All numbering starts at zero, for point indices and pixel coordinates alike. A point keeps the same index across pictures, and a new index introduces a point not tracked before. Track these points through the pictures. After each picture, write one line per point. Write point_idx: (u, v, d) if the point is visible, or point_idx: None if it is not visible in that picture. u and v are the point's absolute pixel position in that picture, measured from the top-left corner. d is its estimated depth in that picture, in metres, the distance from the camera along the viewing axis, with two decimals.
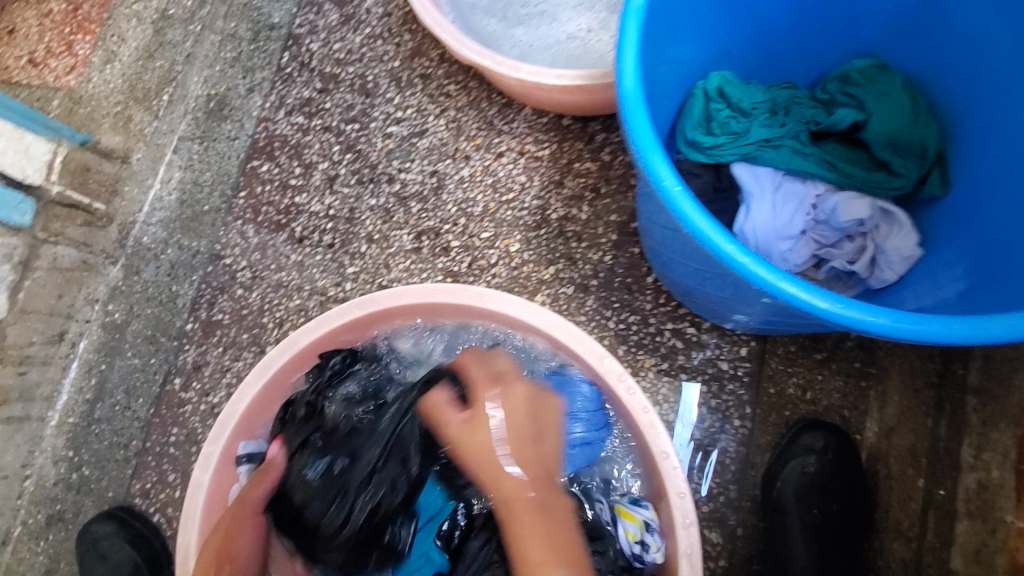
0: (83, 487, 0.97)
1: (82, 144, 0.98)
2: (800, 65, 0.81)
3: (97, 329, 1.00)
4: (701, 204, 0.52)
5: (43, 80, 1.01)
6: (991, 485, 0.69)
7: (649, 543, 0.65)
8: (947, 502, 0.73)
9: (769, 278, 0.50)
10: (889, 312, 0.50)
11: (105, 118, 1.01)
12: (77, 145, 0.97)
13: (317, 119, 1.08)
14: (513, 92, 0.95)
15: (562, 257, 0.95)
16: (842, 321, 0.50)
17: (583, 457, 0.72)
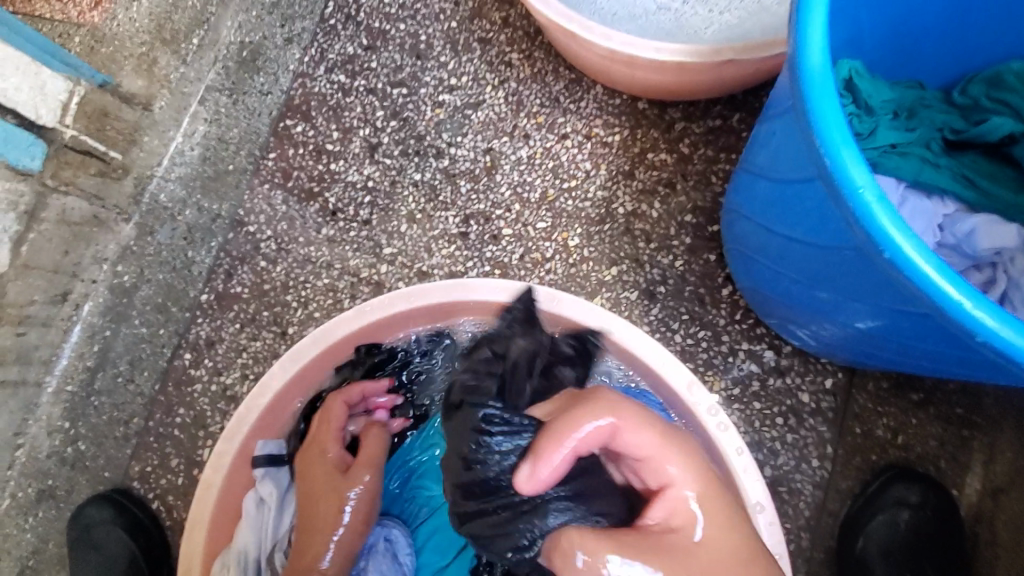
0: (78, 463, 0.87)
1: (101, 87, 0.82)
2: (936, 62, 0.69)
3: (103, 291, 0.88)
4: (903, 218, 0.40)
5: (67, 14, 0.81)
6: None
7: None
8: None
9: (993, 324, 0.38)
10: None
11: (128, 60, 0.84)
12: (96, 87, 0.82)
13: (360, 79, 0.97)
14: (588, 67, 0.83)
15: (627, 258, 0.85)
16: None
17: None
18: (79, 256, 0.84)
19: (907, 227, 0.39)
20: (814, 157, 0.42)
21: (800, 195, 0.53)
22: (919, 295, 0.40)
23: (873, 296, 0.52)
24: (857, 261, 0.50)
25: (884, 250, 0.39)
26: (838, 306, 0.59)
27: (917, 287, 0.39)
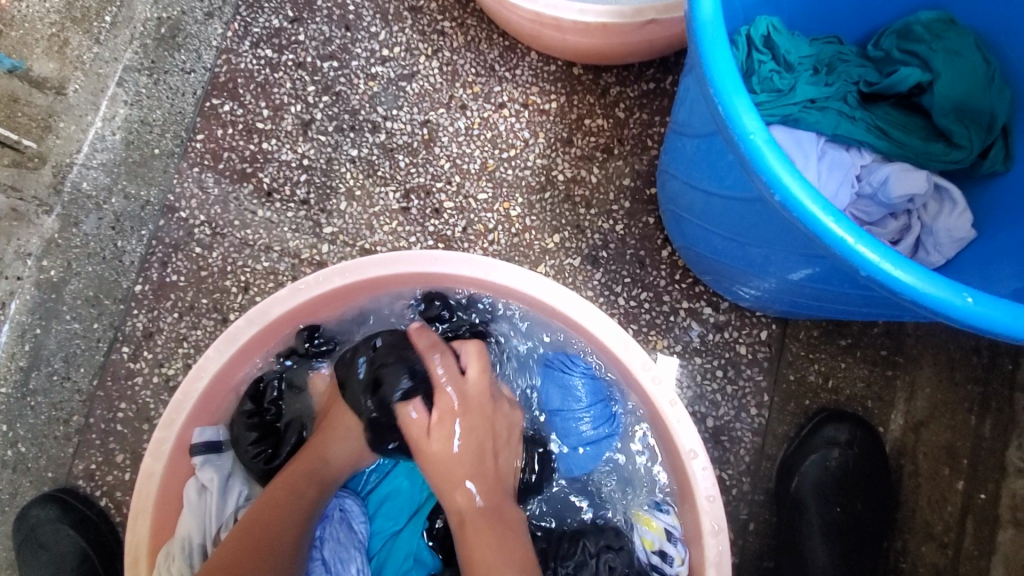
0: (20, 465, 0.87)
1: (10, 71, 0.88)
2: (851, 17, 0.71)
3: (30, 287, 0.90)
4: (794, 165, 0.42)
5: None
6: None
7: (672, 554, 0.62)
8: (987, 506, 0.73)
9: (877, 260, 0.40)
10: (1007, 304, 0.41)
11: (38, 42, 0.89)
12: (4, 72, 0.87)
13: (288, 53, 0.93)
14: (518, 33, 0.82)
15: (569, 225, 0.85)
16: (955, 316, 0.41)
17: (588, 457, 0.69)
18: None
19: (797, 171, 0.42)
20: (711, 109, 0.44)
21: (713, 149, 0.55)
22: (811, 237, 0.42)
23: (785, 244, 0.55)
24: (767, 211, 0.53)
25: (775, 195, 0.42)
26: (759, 257, 0.62)
27: (807, 230, 0.42)
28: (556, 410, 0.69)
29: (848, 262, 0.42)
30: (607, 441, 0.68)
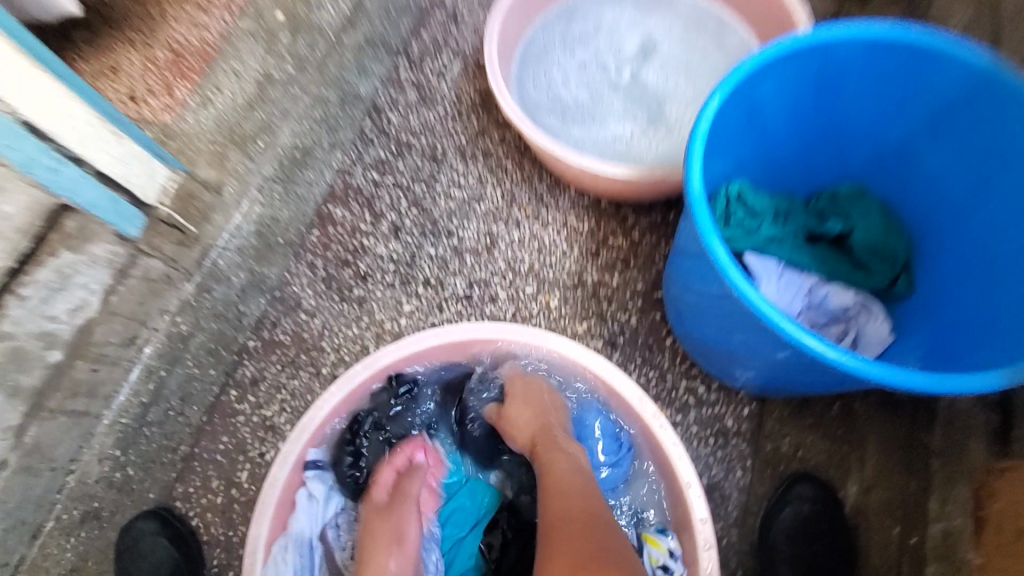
0: (125, 486, 1.05)
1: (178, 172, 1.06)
2: (798, 183, 1.00)
3: (162, 338, 1.07)
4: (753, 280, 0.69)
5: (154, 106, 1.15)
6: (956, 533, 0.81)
7: (671, 568, 0.79)
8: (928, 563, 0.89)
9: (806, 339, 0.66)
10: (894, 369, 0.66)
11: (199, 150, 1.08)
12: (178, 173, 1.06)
13: (388, 177, 1.27)
14: (564, 176, 1.15)
15: (594, 315, 1.11)
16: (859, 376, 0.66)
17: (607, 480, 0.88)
18: (147, 309, 1.05)
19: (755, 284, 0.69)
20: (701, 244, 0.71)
21: (701, 265, 0.82)
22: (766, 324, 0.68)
23: (751, 331, 0.80)
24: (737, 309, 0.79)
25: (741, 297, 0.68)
26: (737, 344, 0.86)
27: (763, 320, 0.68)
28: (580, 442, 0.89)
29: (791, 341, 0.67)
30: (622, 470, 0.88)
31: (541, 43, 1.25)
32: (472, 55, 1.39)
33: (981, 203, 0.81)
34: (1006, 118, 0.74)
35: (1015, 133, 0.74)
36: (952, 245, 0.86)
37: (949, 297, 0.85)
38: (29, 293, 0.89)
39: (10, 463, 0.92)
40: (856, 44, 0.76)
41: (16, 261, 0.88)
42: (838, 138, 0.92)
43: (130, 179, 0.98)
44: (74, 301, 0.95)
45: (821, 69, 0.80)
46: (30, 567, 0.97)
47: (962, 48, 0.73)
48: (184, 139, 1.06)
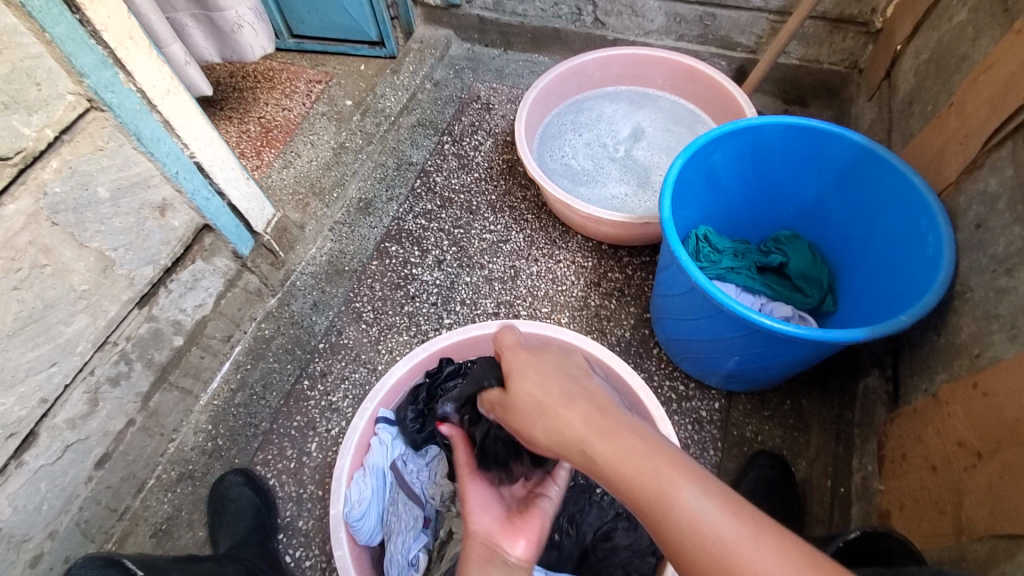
0: (215, 453, 1.28)
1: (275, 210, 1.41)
2: (750, 230, 1.32)
3: (249, 339, 1.39)
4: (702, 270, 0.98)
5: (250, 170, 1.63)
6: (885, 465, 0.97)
7: None
8: None
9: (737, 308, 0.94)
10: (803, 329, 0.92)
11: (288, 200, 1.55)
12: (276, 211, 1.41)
13: (433, 222, 1.63)
14: (574, 224, 1.49)
15: (596, 330, 1.40)
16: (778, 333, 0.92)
17: None
18: (242, 315, 1.37)
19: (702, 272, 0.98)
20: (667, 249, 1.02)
21: (670, 275, 1.12)
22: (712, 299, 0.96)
23: (707, 321, 1.08)
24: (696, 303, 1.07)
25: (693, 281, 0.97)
26: (706, 344, 1.13)
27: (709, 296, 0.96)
28: None
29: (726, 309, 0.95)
30: None
31: (557, 127, 1.64)
32: (502, 136, 1.79)
33: (873, 238, 1.12)
34: (878, 177, 1.07)
35: (883, 187, 1.06)
36: (860, 271, 1.15)
37: (858, 308, 1.12)
38: (173, 287, 1.19)
39: (137, 422, 1.19)
40: (775, 128, 1.12)
41: (169, 263, 1.16)
42: (775, 197, 1.26)
43: (249, 211, 1.31)
44: (198, 300, 1.25)
45: (753, 145, 1.15)
46: (132, 516, 1.20)
47: (843, 130, 1.08)
48: (272, 189, 1.57)
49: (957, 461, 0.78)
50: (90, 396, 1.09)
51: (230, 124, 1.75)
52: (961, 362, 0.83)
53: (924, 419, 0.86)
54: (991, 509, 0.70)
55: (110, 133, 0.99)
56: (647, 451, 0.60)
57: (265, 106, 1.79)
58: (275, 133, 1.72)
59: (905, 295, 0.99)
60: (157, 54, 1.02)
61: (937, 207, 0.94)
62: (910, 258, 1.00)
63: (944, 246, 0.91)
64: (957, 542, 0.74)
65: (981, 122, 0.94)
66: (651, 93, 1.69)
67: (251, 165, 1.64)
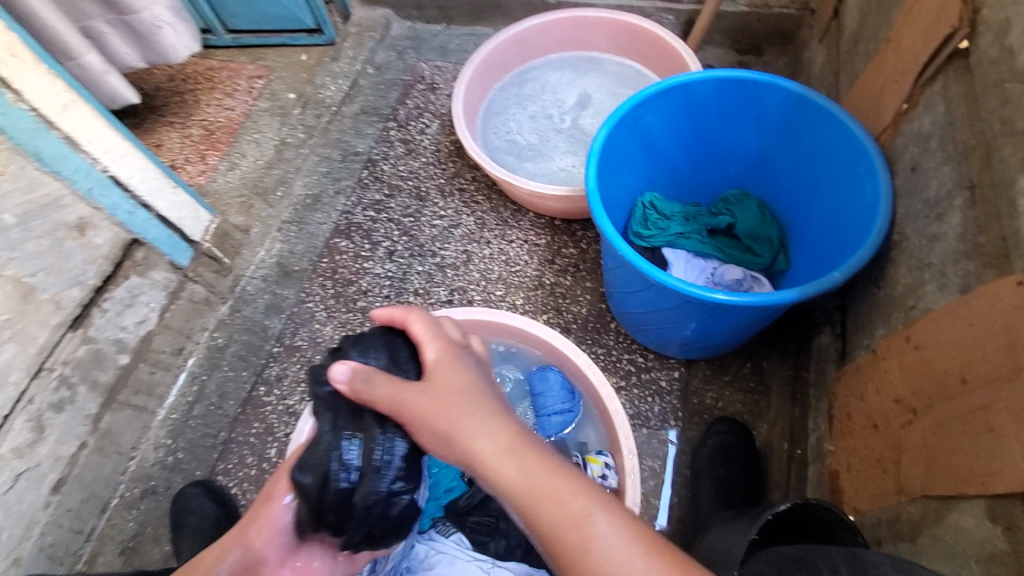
0: (176, 467, 1.27)
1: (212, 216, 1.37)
2: (697, 194, 1.27)
3: (202, 350, 1.35)
4: (631, 242, 0.95)
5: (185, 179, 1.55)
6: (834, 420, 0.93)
7: (608, 475, 1.01)
8: None
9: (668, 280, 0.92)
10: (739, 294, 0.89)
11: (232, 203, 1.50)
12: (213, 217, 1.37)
13: (383, 213, 1.58)
14: (522, 202, 1.44)
15: (552, 308, 1.37)
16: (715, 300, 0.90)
17: (559, 423, 1.09)
18: (191, 326, 1.34)
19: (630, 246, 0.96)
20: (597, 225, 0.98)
21: (610, 252, 1.08)
22: (645, 273, 0.94)
23: (650, 295, 1.05)
24: (634, 275, 1.03)
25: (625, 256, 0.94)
26: (654, 315, 1.10)
27: (640, 270, 0.94)
28: (538, 394, 1.11)
29: (661, 281, 0.93)
30: (571, 414, 1.10)
31: (500, 102, 1.58)
32: (448, 117, 1.73)
33: (817, 190, 1.07)
34: (815, 126, 1.02)
35: (821, 136, 1.01)
36: (806, 225, 1.11)
37: (808, 265, 1.08)
38: (108, 306, 1.16)
39: (89, 444, 1.16)
40: (705, 86, 1.07)
41: (99, 282, 1.14)
42: (718, 157, 1.21)
43: (181, 221, 1.28)
44: (139, 316, 1.22)
45: (685, 105, 1.10)
46: (100, 536, 1.18)
47: (775, 81, 1.02)
48: (216, 195, 1.51)
49: (895, 418, 0.75)
50: (34, 423, 1.05)
51: (167, 128, 1.65)
52: (899, 314, 0.79)
53: (865, 375, 0.83)
54: (925, 468, 0.68)
55: (7, 157, 0.96)
56: (518, 448, 0.64)
57: (207, 107, 1.69)
58: (217, 134, 1.62)
59: (848, 246, 0.95)
60: (46, 68, 0.97)
61: (874, 152, 0.90)
62: (851, 209, 0.96)
63: (882, 193, 0.87)
64: (896, 502, 0.72)
65: (915, 57, 0.88)
66: (596, 57, 1.62)
67: (195, 171, 1.56)
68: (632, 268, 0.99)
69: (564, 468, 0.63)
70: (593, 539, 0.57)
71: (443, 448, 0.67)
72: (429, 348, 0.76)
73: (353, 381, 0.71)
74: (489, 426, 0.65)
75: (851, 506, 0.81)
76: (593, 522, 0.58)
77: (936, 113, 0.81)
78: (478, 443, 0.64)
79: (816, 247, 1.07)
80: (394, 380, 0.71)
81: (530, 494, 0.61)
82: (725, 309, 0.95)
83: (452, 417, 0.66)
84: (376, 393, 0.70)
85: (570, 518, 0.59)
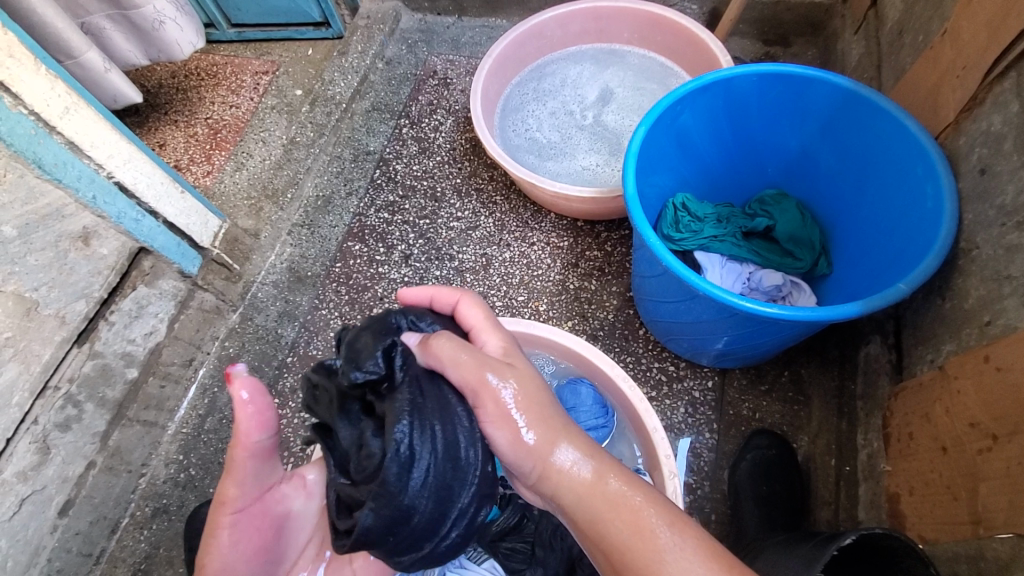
0: (188, 484, 1.22)
1: (221, 220, 1.31)
2: (731, 193, 1.21)
3: (213, 360, 1.28)
4: (671, 248, 0.89)
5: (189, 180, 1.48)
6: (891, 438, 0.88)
7: None
8: None
9: (710, 288, 0.86)
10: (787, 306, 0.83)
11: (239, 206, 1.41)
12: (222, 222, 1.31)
13: (397, 215, 1.52)
14: (544, 202, 1.38)
15: (578, 315, 1.31)
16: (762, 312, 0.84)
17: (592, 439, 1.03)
18: (202, 336, 1.27)
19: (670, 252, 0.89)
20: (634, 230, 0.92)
21: (643, 257, 1.02)
22: (686, 281, 0.88)
23: (685, 303, 0.99)
24: (670, 282, 0.97)
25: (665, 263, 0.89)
26: (690, 325, 1.04)
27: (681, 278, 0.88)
28: (570, 409, 1.05)
29: (702, 290, 0.87)
30: (604, 430, 1.04)
31: (518, 98, 1.52)
32: (462, 113, 1.67)
33: (866, 190, 1.01)
34: (866, 122, 0.96)
35: (872, 133, 0.95)
36: (852, 228, 1.05)
37: (854, 271, 1.02)
38: (115, 319, 1.11)
39: (98, 463, 1.10)
40: (746, 80, 1.01)
41: (105, 294, 1.09)
42: (754, 155, 1.15)
43: (191, 228, 1.22)
44: (148, 327, 1.17)
45: (724, 101, 1.04)
46: (109, 558, 1.13)
47: (823, 75, 0.96)
48: (225, 197, 1.43)
49: (969, 443, 0.70)
50: (38, 444, 1.01)
51: (171, 127, 1.58)
52: (970, 330, 0.74)
53: (930, 394, 0.78)
54: (1011, 502, 0.62)
55: (7, 165, 0.90)
56: (590, 456, 0.65)
57: (212, 105, 1.62)
58: (223, 133, 1.56)
59: (904, 252, 0.89)
60: (46, 69, 0.92)
61: (935, 152, 0.83)
62: (907, 213, 0.90)
63: (946, 197, 0.81)
64: (974, 535, 0.67)
65: (981, 50, 0.82)
66: (618, 49, 1.55)
67: (201, 172, 1.49)
68: (670, 275, 0.93)
69: (636, 484, 0.64)
70: (665, 551, 0.59)
71: (512, 447, 0.64)
72: (489, 335, 0.77)
73: (429, 341, 0.68)
74: (562, 430, 0.66)
75: (915, 534, 0.76)
76: (662, 536, 0.60)
77: (1009, 112, 0.74)
78: (555, 447, 0.64)
79: (864, 251, 1.01)
80: (470, 346, 0.68)
81: (601, 504, 0.62)
82: (770, 321, 0.88)
83: (530, 414, 0.65)
84: (452, 354, 0.66)
85: (643, 529, 0.60)
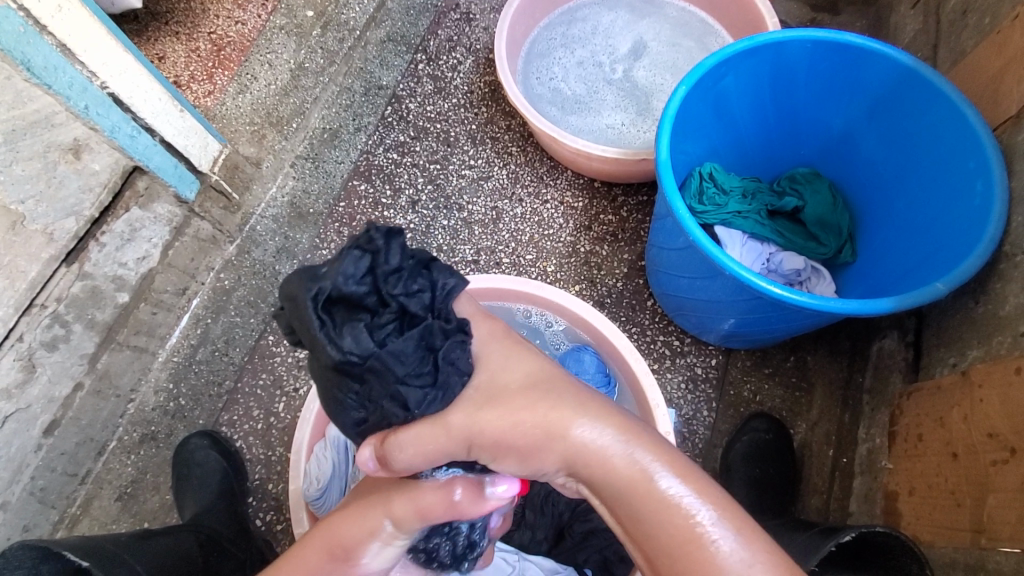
0: (178, 413, 1.21)
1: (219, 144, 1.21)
2: (761, 167, 1.14)
3: (208, 291, 1.23)
4: (698, 218, 0.85)
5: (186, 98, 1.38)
6: (899, 434, 0.88)
7: None
8: None
9: (730, 264, 0.82)
10: (813, 295, 0.79)
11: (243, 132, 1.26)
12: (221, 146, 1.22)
13: (407, 157, 1.46)
14: (564, 159, 1.30)
15: (586, 279, 1.28)
16: (786, 298, 0.80)
17: None
18: (197, 266, 1.21)
19: (696, 223, 0.84)
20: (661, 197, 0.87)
21: (667, 228, 0.96)
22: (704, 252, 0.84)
23: (703, 276, 0.94)
24: (691, 254, 0.93)
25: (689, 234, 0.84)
26: (702, 302, 1.01)
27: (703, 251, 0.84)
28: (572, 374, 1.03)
29: (723, 266, 0.83)
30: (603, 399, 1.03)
31: (545, 43, 1.42)
32: (484, 53, 1.56)
33: (906, 178, 0.96)
34: (918, 106, 0.90)
35: (924, 118, 0.90)
36: (884, 216, 1.01)
37: (880, 262, 0.99)
38: (106, 241, 1.06)
39: (86, 386, 1.08)
40: (800, 46, 0.94)
41: (96, 213, 1.04)
42: (792, 128, 1.08)
43: (188, 149, 1.14)
44: (140, 252, 1.12)
45: (772, 65, 0.97)
46: (96, 479, 1.12)
47: (881, 48, 0.90)
48: (225, 120, 1.26)
49: (984, 453, 0.71)
50: (23, 362, 0.98)
51: (169, 38, 1.45)
52: (1002, 339, 0.75)
53: (948, 399, 0.80)
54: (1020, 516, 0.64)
55: None
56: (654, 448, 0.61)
57: (215, 18, 1.47)
58: (227, 50, 1.42)
59: (940, 250, 0.86)
60: None
61: (991, 147, 0.79)
62: (949, 208, 0.86)
63: (996, 194, 0.78)
64: (975, 543, 0.69)
65: None
66: None
67: (202, 91, 1.38)
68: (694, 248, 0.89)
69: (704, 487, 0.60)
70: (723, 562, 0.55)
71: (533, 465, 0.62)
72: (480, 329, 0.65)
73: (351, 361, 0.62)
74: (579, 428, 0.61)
75: (910, 533, 0.78)
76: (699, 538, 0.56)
77: None
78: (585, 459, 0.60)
79: (893, 240, 0.98)
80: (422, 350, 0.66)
81: (652, 511, 0.58)
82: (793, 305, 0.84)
83: (562, 439, 0.60)
84: (412, 462, 0.59)
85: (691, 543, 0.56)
